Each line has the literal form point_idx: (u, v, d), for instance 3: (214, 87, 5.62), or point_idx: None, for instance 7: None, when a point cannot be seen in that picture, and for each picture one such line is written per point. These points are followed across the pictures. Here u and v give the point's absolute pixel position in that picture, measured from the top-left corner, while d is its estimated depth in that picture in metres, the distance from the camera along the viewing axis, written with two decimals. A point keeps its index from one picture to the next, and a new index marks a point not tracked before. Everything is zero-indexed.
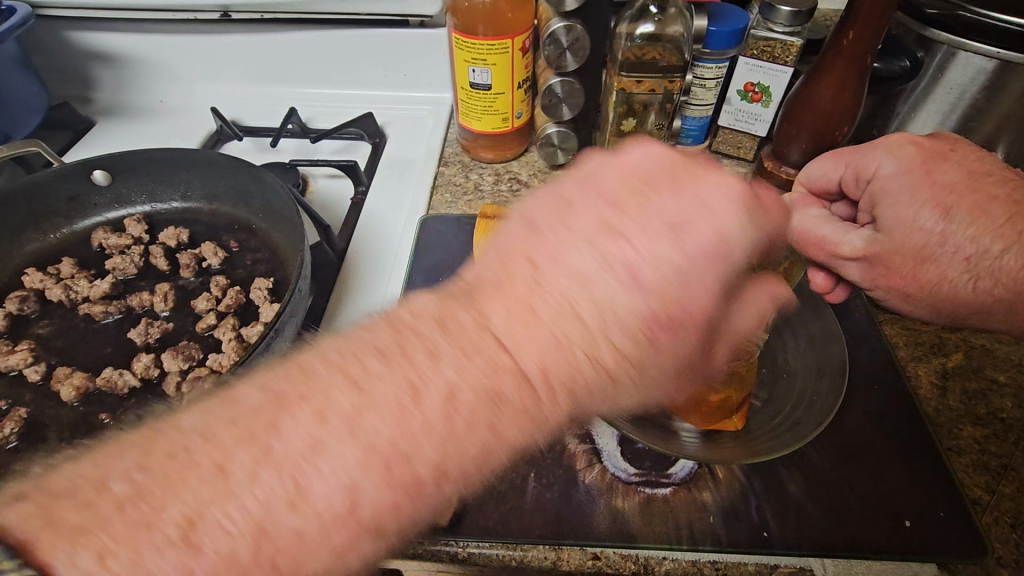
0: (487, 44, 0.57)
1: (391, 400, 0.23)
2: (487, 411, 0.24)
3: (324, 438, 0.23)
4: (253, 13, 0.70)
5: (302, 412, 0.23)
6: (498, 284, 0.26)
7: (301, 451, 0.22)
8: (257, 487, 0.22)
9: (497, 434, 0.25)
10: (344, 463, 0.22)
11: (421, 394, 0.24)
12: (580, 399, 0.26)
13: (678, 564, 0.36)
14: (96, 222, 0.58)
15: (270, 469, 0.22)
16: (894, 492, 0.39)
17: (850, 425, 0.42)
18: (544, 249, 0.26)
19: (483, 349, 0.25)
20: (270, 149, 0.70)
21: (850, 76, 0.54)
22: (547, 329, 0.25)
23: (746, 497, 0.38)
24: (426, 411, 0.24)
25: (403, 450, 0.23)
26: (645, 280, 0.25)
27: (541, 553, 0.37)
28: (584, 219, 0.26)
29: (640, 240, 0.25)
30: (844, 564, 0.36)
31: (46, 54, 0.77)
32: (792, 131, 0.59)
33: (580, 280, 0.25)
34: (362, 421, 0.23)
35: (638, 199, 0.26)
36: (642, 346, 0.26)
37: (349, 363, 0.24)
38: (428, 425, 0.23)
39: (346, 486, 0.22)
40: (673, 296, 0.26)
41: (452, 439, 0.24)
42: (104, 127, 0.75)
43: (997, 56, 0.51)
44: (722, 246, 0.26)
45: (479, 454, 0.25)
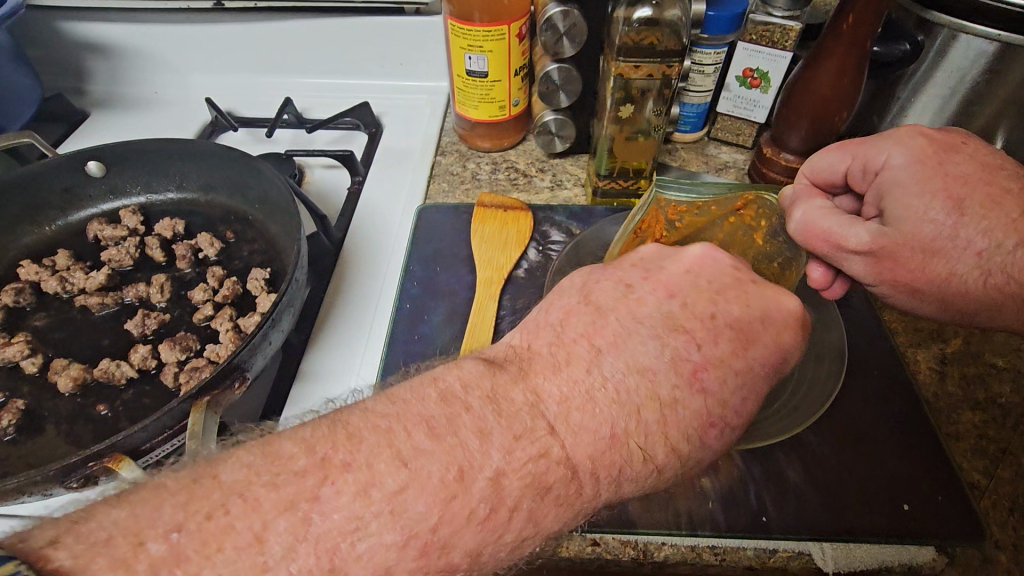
0: (483, 31, 0.56)
1: (439, 481, 0.23)
2: (531, 495, 0.24)
3: (368, 517, 0.22)
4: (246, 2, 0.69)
5: (345, 488, 0.22)
6: (557, 362, 0.27)
7: (341, 530, 0.21)
8: (292, 564, 0.20)
9: (536, 519, 0.25)
10: (383, 547, 0.22)
11: (468, 479, 0.23)
12: (618, 482, 0.26)
13: (677, 549, 0.37)
14: (91, 214, 0.58)
15: (308, 547, 0.21)
16: (892, 476, 0.39)
17: (848, 412, 0.42)
18: (609, 335, 0.29)
19: (538, 434, 0.25)
20: (266, 140, 0.70)
21: (850, 60, 0.53)
22: (605, 414, 0.26)
23: (745, 483, 0.38)
24: (471, 497, 0.23)
25: (444, 538, 0.23)
26: (702, 378, 0.28)
27: (540, 539, 0.37)
28: (651, 314, 0.30)
29: (700, 341, 0.29)
30: (842, 548, 0.36)
31: (39, 46, 0.76)
32: (791, 117, 0.58)
33: (644, 367, 0.27)
34: (407, 504, 0.22)
35: (703, 302, 0.30)
36: (689, 437, 0.28)
37: (395, 436, 0.24)
38: (473, 513, 0.23)
39: (380, 572, 0.22)
40: (726, 399, 0.29)
41: (495, 525, 0.24)
42: (98, 119, 0.74)
43: (998, 39, 0.50)
44: (770, 356, 0.30)
45: (514, 541, 0.24)
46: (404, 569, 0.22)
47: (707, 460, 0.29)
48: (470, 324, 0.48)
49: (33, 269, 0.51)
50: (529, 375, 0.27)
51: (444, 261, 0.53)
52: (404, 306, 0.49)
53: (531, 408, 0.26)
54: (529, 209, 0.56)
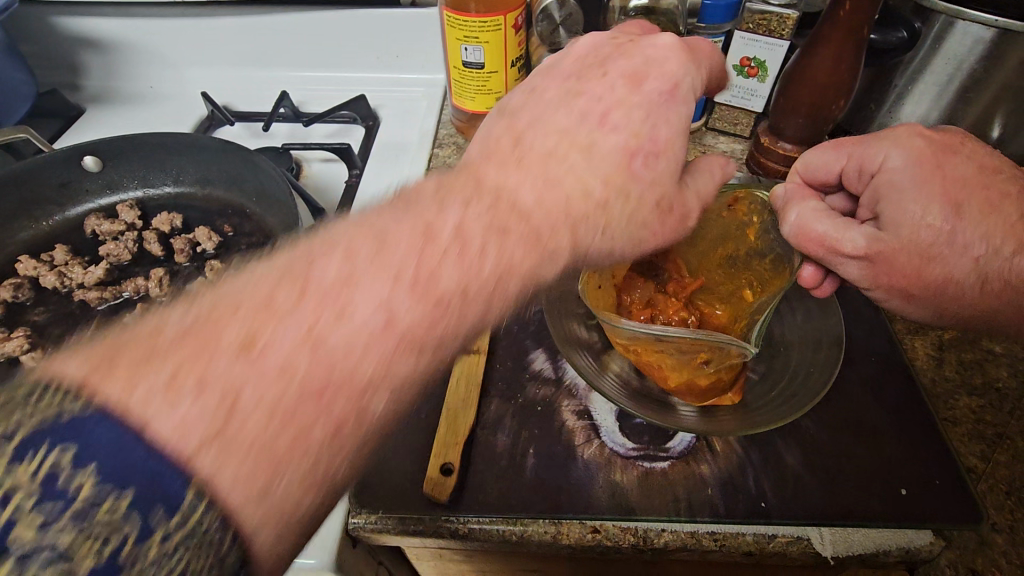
0: (479, 21, 0.56)
1: (410, 235, 0.28)
2: (496, 236, 0.30)
3: (357, 271, 0.26)
4: None
5: (331, 256, 0.27)
6: (488, 164, 0.32)
7: (337, 282, 0.26)
8: (302, 310, 0.25)
9: (509, 260, 0.29)
10: (378, 288, 0.26)
11: (435, 231, 0.29)
12: (576, 229, 0.31)
13: (677, 535, 0.37)
14: (89, 209, 0.58)
15: (313, 296, 0.25)
16: (890, 461, 0.39)
17: (845, 397, 0.42)
18: (525, 126, 0.33)
19: (485, 203, 0.30)
20: (262, 134, 0.70)
21: (846, 48, 0.53)
22: (532, 169, 0.31)
23: (744, 469, 0.39)
24: (442, 242, 0.28)
25: (427, 270, 0.27)
26: (611, 120, 0.32)
27: (541, 527, 0.37)
28: (551, 96, 0.34)
29: (611, 122, 0.32)
30: (842, 533, 0.36)
31: (33, 41, 0.75)
32: (788, 106, 0.58)
33: (559, 129, 0.32)
34: (386, 254, 0.27)
35: (595, 69, 0.34)
36: (620, 172, 0.32)
37: (366, 229, 0.28)
38: (447, 252, 0.28)
39: (382, 307, 0.26)
40: (638, 126, 0.32)
41: (467, 261, 0.28)
42: (94, 114, 0.74)
43: (995, 25, 0.50)
44: (673, 88, 0.32)
45: (494, 277, 0.29)
46: (383, 341, 0.25)
47: (651, 229, 0.33)
48: None
49: (31, 262, 0.51)
50: (464, 200, 0.30)
51: None
52: None
53: (466, 224, 0.29)
54: None
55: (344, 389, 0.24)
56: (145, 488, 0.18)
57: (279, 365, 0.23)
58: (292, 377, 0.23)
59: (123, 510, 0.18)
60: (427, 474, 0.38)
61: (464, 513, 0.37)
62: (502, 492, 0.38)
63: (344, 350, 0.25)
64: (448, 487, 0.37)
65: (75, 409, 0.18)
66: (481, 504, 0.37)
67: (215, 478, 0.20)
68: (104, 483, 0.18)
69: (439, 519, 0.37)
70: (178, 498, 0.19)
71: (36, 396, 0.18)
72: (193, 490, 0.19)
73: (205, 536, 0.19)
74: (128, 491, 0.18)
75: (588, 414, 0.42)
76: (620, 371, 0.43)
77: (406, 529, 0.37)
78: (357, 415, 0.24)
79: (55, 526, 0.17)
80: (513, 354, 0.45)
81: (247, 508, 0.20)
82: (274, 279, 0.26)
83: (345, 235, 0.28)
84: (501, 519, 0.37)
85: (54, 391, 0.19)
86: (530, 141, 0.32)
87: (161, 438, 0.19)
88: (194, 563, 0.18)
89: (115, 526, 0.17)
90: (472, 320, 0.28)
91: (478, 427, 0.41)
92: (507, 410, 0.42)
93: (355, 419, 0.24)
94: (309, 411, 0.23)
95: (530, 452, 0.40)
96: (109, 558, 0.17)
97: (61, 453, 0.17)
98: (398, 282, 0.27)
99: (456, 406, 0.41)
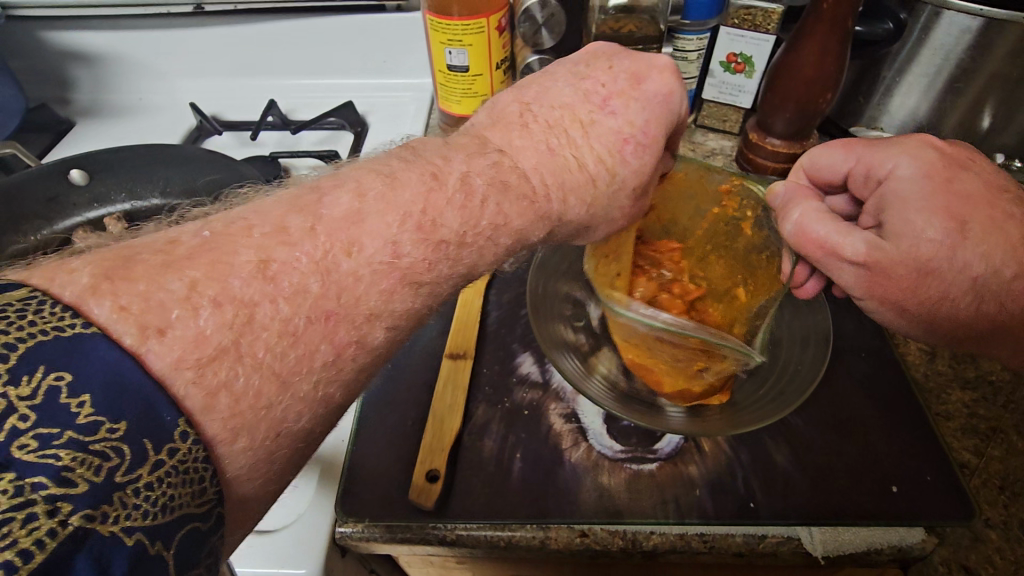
0: (462, 24, 0.56)
1: (418, 182, 0.27)
2: (498, 193, 0.28)
3: (366, 208, 0.25)
4: (227, 4, 0.69)
5: (340, 193, 0.25)
6: (498, 124, 0.31)
7: (347, 216, 0.25)
8: (316, 238, 0.24)
9: (506, 215, 0.28)
10: (386, 224, 0.25)
11: (442, 179, 0.27)
12: (570, 195, 0.31)
13: (666, 538, 0.36)
14: (75, 224, 0.54)
15: (325, 228, 0.24)
16: (881, 458, 0.39)
17: (833, 392, 0.42)
18: (534, 96, 0.32)
19: (493, 159, 0.29)
20: (251, 142, 0.70)
21: (831, 41, 0.53)
22: (537, 138, 0.31)
23: (733, 469, 0.38)
24: (448, 190, 0.27)
25: (431, 216, 0.26)
26: (613, 106, 0.32)
27: (528, 532, 0.37)
28: (561, 77, 0.33)
29: (616, 107, 0.32)
30: (831, 532, 0.36)
31: (23, 57, 0.76)
32: (776, 101, 0.58)
33: (565, 103, 0.32)
34: (394, 194, 0.26)
35: (603, 61, 0.33)
36: (614, 154, 0.31)
37: (373, 171, 0.27)
38: (451, 199, 0.27)
39: (389, 242, 0.25)
40: (637, 119, 0.32)
41: (469, 210, 0.27)
42: (84, 127, 0.74)
43: (981, 14, 0.50)
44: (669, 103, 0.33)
45: (490, 228, 0.28)
46: (388, 275, 0.25)
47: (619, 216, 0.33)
48: (453, 321, 0.47)
49: None
50: (470, 152, 0.29)
51: None
52: None
53: (473, 175, 0.28)
54: None
55: (347, 317, 0.24)
56: (140, 416, 0.17)
57: (290, 288, 0.22)
58: (301, 303, 0.22)
59: (118, 435, 0.17)
60: (413, 481, 0.38)
61: (451, 520, 0.37)
62: (489, 497, 0.38)
63: (353, 280, 0.24)
64: (434, 493, 0.37)
65: (76, 329, 0.18)
66: (468, 510, 0.37)
67: (214, 406, 0.20)
68: (98, 406, 0.17)
69: (426, 527, 0.37)
70: (170, 430, 0.18)
71: (34, 310, 0.18)
72: (184, 421, 0.19)
73: (194, 468, 0.19)
74: (123, 418, 0.17)
75: (576, 416, 0.42)
76: (607, 374, 0.42)
77: (393, 537, 0.37)
78: (356, 343, 0.24)
79: (58, 440, 0.16)
80: (501, 358, 0.45)
81: (239, 434, 0.21)
82: (284, 206, 0.24)
83: (358, 171, 0.27)
84: (488, 525, 0.37)
85: (53, 308, 0.18)
86: (535, 110, 0.32)
87: (168, 361, 0.19)
88: (180, 495, 0.18)
89: (111, 450, 0.17)
90: (469, 263, 0.28)
91: (465, 432, 0.40)
92: (495, 415, 0.42)
93: (354, 347, 0.24)
94: (314, 337, 0.23)
95: (517, 456, 0.40)
96: (105, 481, 0.16)
97: (56, 374, 0.17)
98: (405, 222, 0.25)
99: (443, 412, 0.41)
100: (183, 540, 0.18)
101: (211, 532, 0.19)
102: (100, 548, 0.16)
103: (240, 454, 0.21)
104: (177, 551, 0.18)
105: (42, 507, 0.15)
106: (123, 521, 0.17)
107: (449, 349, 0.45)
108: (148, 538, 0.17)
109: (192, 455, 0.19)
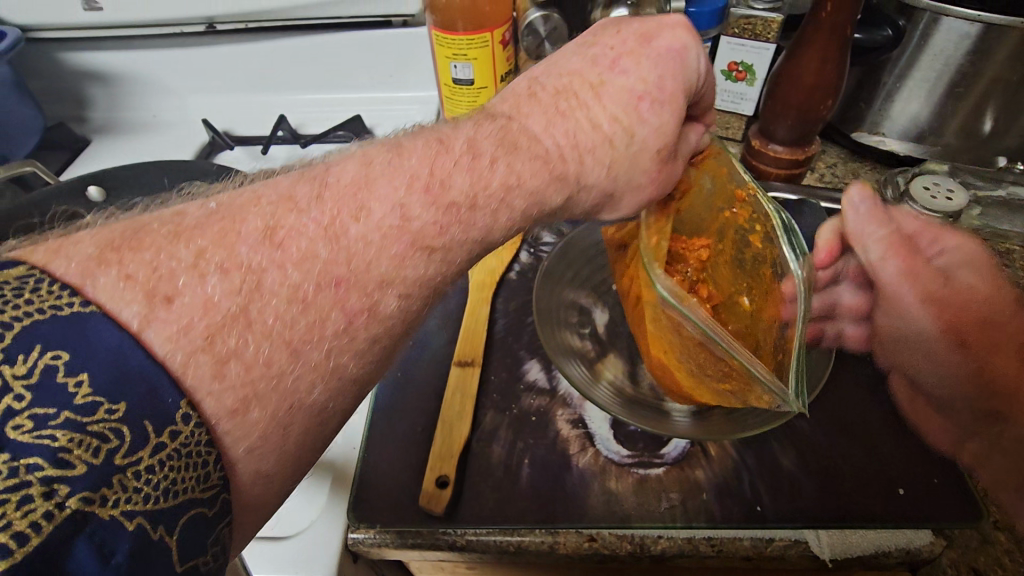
0: (466, 39, 0.57)
1: (428, 150, 0.28)
2: (505, 155, 0.29)
3: (372, 176, 0.26)
4: (238, 23, 0.71)
5: (350, 164, 0.27)
6: (505, 98, 0.33)
7: (356, 184, 0.26)
8: (322, 206, 0.24)
9: (519, 177, 0.29)
10: (394, 189, 0.26)
11: (449, 145, 0.28)
12: (581, 160, 0.31)
13: (673, 542, 0.37)
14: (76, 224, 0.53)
15: (331, 195, 0.25)
16: (887, 462, 0.39)
17: (839, 394, 0.42)
18: (541, 69, 0.33)
19: (508, 129, 0.30)
20: (261, 157, 0.71)
21: (831, 49, 0.53)
22: (544, 107, 0.31)
23: (740, 473, 0.39)
24: (454, 155, 0.28)
25: (439, 177, 0.27)
26: (623, 68, 0.32)
27: (537, 537, 0.37)
28: (570, 48, 0.34)
29: (626, 68, 0.32)
30: (838, 535, 0.36)
31: (40, 77, 0.78)
32: (778, 108, 0.58)
33: (571, 71, 0.32)
34: (401, 161, 0.27)
35: (611, 26, 0.34)
36: (625, 114, 0.32)
37: (383, 146, 0.28)
38: (457, 161, 0.28)
39: (397, 207, 0.26)
40: (650, 77, 0.32)
41: (477, 172, 0.28)
42: (100, 145, 0.76)
43: (979, 20, 0.50)
44: (681, 58, 0.32)
45: (501, 189, 0.29)
46: (398, 238, 0.25)
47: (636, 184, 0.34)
48: (460, 329, 0.48)
49: None
50: (479, 121, 0.31)
51: None
52: None
53: (481, 139, 0.29)
54: None
55: (358, 285, 0.24)
56: (138, 400, 0.18)
57: (298, 254, 0.23)
58: (310, 270, 0.23)
59: (116, 417, 0.18)
60: (423, 487, 0.38)
61: (462, 526, 0.37)
62: (498, 503, 0.38)
63: (361, 245, 0.24)
64: (444, 499, 0.38)
65: (74, 307, 0.19)
66: (478, 515, 0.38)
67: (222, 375, 0.21)
68: (97, 387, 0.17)
69: (437, 532, 0.37)
70: (170, 413, 0.19)
71: (33, 289, 0.19)
72: (185, 404, 0.19)
73: (195, 453, 0.19)
74: (122, 400, 0.18)
75: (583, 422, 0.42)
76: (611, 382, 0.43)
77: (405, 543, 0.37)
78: (367, 311, 0.25)
79: (54, 421, 0.17)
80: (508, 365, 0.46)
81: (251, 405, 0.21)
82: (294, 180, 0.26)
83: (365, 148, 0.28)
84: (498, 530, 0.38)
85: (52, 288, 0.19)
86: (543, 80, 0.33)
87: (167, 334, 0.20)
88: (183, 479, 0.19)
89: (109, 432, 0.17)
90: (481, 228, 0.28)
91: (474, 438, 0.41)
92: (503, 421, 0.42)
93: (364, 316, 0.25)
94: (324, 302, 0.23)
95: (525, 462, 0.40)
96: (104, 463, 0.17)
97: (53, 354, 0.17)
98: (412, 186, 0.26)
99: (452, 417, 0.42)
100: (185, 525, 0.19)
101: (216, 519, 0.20)
102: (100, 532, 0.17)
103: (254, 425, 0.21)
104: (178, 539, 0.19)
105: (38, 490, 0.16)
106: (124, 505, 0.17)
107: (457, 356, 0.45)
108: (149, 522, 0.18)
109: (193, 439, 0.19)
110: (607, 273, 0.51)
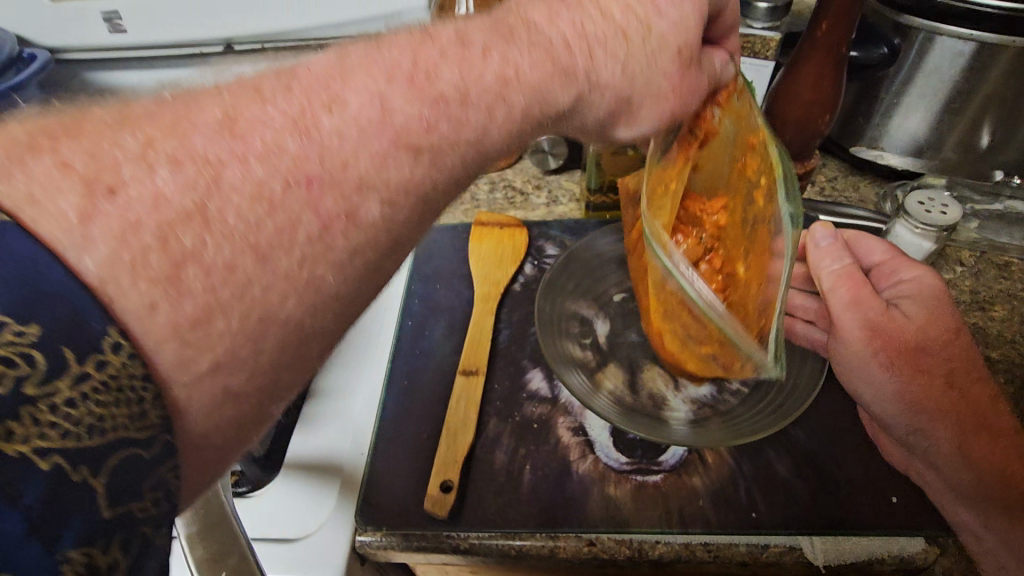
0: None
1: (410, 45, 0.25)
2: (497, 49, 0.26)
3: (345, 69, 0.23)
4: (254, 43, 0.74)
5: (321, 60, 0.24)
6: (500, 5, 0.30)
7: (328, 78, 0.23)
8: (288, 98, 0.22)
9: (510, 76, 0.26)
10: (369, 81, 0.23)
11: (432, 39, 0.26)
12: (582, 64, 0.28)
13: (671, 547, 0.38)
14: None
15: (301, 87, 0.22)
16: (881, 470, 0.40)
17: (834, 402, 0.43)
18: None
19: (504, 24, 0.27)
20: None
21: (828, 66, 0.55)
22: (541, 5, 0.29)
23: (736, 481, 0.40)
24: (441, 50, 0.25)
25: (422, 70, 0.24)
26: None
27: (538, 541, 0.38)
28: None
29: None
30: (832, 542, 0.37)
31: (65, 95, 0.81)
32: (776, 125, 0.60)
33: None
34: (379, 54, 0.24)
35: None
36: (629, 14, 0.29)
37: (357, 45, 0.25)
38: (444, 55, 0.25)
39: (376, 98, 0.23)
40: None
41: (465, 69, 0.25)
42: None
43: (973, 40, 0.52)
44: None
45: (493, 87, 0.26)
46: (378, 133, 0.23)
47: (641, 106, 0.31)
48: (466, 339, 0.49)
49: None
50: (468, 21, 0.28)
51: (445, 278, 0.56)
52: (408, 322, 0.52)
53: (472, 31, 0.27)
54: (523, 225, 0.59)
55: (335, 185, 0.22)
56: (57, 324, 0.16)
57: (262, 147, 0.21)
58: (277, 165, 0.21)
59: (28, 341, 0.15)
60: (428, 492, 0.40)
61: (465, 529, 0.39)
62: (500, 506, 0.40)
63: (336, 139, 0.22)
64: (448, 503, 0.39)
65: None
66: (482, 519, 0.39)
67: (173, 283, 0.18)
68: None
69: (441, 536, 0.39)
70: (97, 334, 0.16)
71: None
72: (116, 330, 0.17)
73: (128, 387, 0.17)
74: (33, 319, 0.15)
75: (583, 429, 0.43)
76: (611, 392, 0.44)
77: (410, 546, 0.39)
78: (345, 215, 0.22)
79: None
80: (512, 374, 0.47)
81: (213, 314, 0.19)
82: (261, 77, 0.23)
83: (339, 45, 0.26)
84: (499, 534, 0.39)
85: None
86: None
87: (107, 232, 0.18)
88: (114, 416, 0.17)
89: (18, 358, 0.15)
90: (475, 127, 0.26)
91: (478, 445, 0.42)
92: (505, 428, 0.44)
93: (341, 220, 0.22)
94: (294, 203, 0.21)
95: (527, 468, 0.41)
96: (9, 395, 0.15)
97: None
98: (391, 80, 0.24)
99: (456, 424, 0.43)
100: (118, 464, 0.17)
101: (156, 463, 0.18)
102: (7, 478, 0.15)
103: (218, 337, 0.20)
104: (107, 481, 0.16)
105: None
106: (36, 442, 0.15)
107: (462, 366, 0.47)
108: (69, 462, 0.16)
109: (124, 370, 0.17)
110: (608, 285, 0.52)
